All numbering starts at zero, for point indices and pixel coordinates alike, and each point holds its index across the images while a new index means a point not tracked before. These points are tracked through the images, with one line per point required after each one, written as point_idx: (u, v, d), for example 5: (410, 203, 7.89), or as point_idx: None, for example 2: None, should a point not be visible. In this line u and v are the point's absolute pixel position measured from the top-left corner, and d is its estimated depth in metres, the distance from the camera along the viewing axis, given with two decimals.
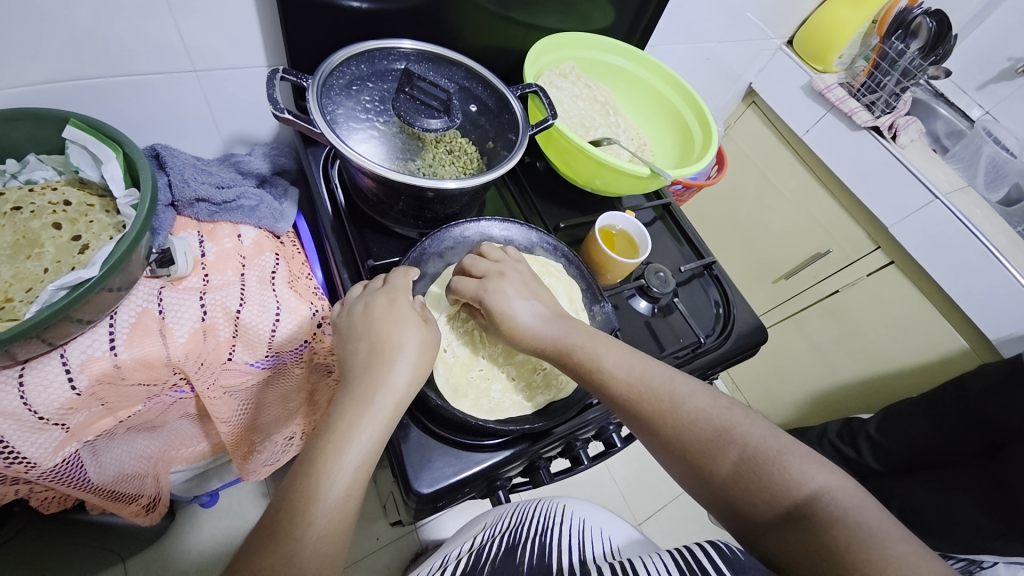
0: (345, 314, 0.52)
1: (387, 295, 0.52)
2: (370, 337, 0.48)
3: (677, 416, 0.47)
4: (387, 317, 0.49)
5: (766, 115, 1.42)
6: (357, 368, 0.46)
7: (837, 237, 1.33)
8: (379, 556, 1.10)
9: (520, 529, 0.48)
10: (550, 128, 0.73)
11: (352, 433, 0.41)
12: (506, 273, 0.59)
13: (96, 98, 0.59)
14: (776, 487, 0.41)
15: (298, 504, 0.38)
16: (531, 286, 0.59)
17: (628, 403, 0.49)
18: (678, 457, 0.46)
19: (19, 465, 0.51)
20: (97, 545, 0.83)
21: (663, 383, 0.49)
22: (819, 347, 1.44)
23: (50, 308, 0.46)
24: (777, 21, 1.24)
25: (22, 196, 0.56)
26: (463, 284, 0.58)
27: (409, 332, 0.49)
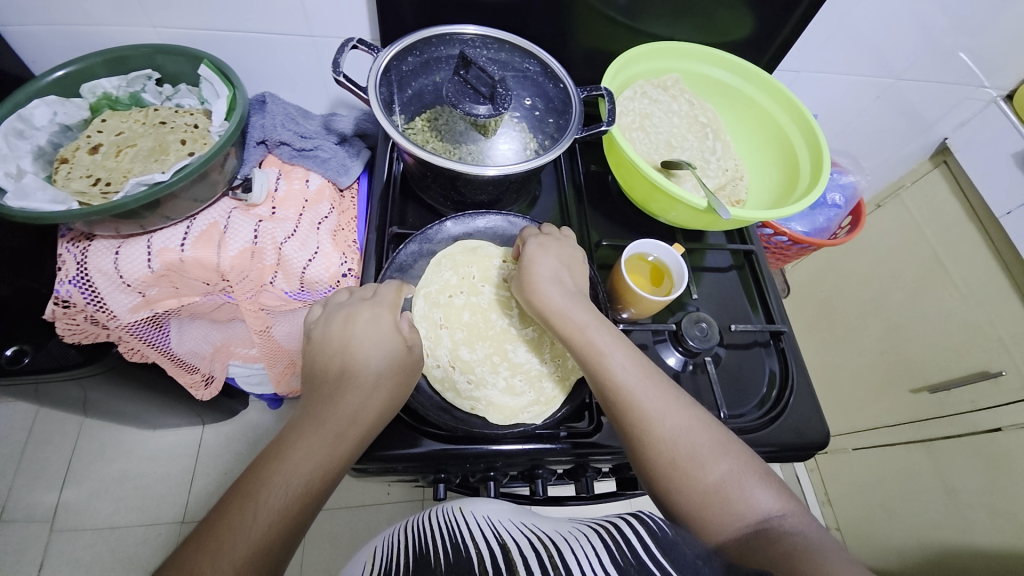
0: (324, 324, 0.53)
1: (369, 310, 0.53)
2: (349, 356, 0.51)
3: (656, 428, 0.47)
4: (374, 342, 0.52)
5: (958, 181, 1.11)
6: (331, 382, 0.50)
7: (1018, 357, 0.99)
8: (384, 508, 1.24)
9: (419, 526, 0.50)
10: (608, 133, 0.70)
11: (306, 453, 0.44)
12: (560, 241, 0.61)
13: (241, 47, 0.74)
14: (733, 507, 0.43)
15: (251, 497, 0.41)
16: (571, 260, 0.59)
17: (618, 402, 0.49)
18: (655, 462, 0.47)
19: (105, 311, 0.67)
20: (176, 398, 1.05)
21: (652, 396, 0.49)
22: (950, 493, 1.08)
23: (133, 198, 0.59)
24: (999, 64, 0.95)
25: (170, 115, 0.72)
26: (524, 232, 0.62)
27: (382, 351, 0.52)
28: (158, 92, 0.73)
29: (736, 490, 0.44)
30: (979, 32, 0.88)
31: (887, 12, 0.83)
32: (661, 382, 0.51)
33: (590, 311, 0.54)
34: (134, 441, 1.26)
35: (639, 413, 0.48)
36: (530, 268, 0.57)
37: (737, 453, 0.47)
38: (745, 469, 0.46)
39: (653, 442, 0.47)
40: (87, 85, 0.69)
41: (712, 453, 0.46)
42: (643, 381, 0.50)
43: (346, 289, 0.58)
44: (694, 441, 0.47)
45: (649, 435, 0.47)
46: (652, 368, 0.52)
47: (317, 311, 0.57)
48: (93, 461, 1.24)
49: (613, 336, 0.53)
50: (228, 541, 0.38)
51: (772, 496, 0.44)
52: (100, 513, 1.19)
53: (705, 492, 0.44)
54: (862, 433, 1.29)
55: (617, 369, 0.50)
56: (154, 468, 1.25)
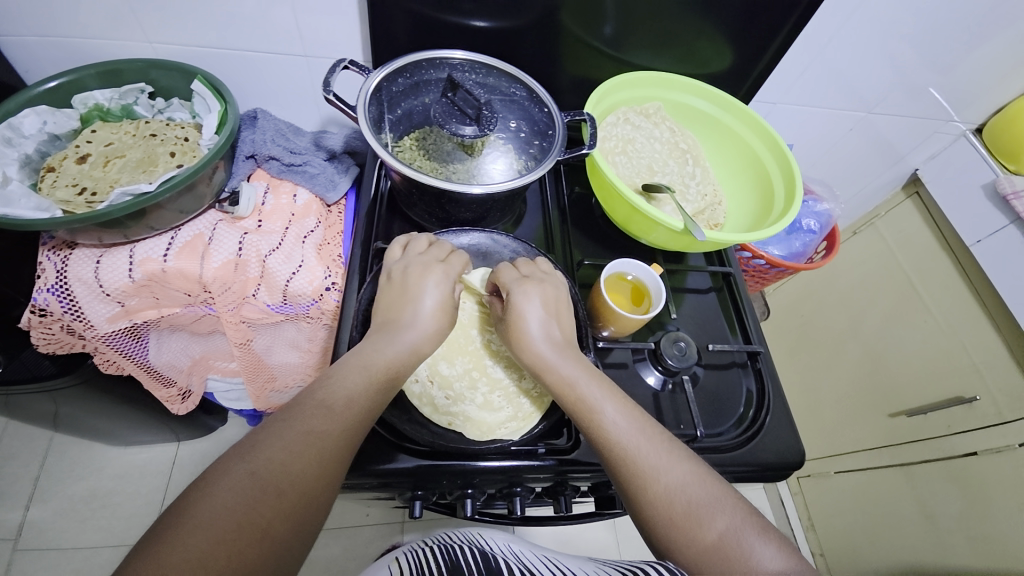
0: (405, 268, 0.56)
1: (444, 272, 0.56)
2: (366, 368, 0.48)
3: (653, 484, 0.47)
4: (393, 363, 0.49)
5: (930, 210, 1.15)
6: (337, 381, 0.46)
7: (989, 382, 1.02)
8: (363, 531, 1.21)
9: (451, 538, 0.59)
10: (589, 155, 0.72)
11: (277, 438, 0.41)
12: (546, 283, 0.60)
13: (236, 64, 0.76)
14: (736, 567, 0.42)
15: (218, 485, 0.37)
16: (559, 307, 0.59)
17: (613, 458, 0.49)
18: (656, 521, 0.46)
19: (83, 321, 0.67)
20: (152, 413, 1.03)
21: (649, 453, 0.48)
22: (929, 518, 1.09)
23: (117, 207, 0.59)
24: (966, 101, 1.00)
25: (161, 127, 0.73)
26: (505, 272, 0.60)
27: (442, 321, 0.54)
28: (150, 105, 0.75)
29: (738, 547, 0.43)
30: (949, 70, 0.93)
31: (858, 50, 0.88)
32: (659, 435, 0.50)
33: (579, 365, 0.54)
34: (106, 457, 1.23)
35: (635, 469, 0.48)
36: (518, 320, 0.57)
37: (738, 508, 0.46)
38: (747, 524, 0.44)
39: (652, 499, 0.46)
40: (78, 96, 0.70)
41: (712, 507, 0.45)
42: (640, 436, 0.50)
43: (426, 239, 0.61)
44: (692, 496, 0.46)
45: (646, 492, 0.47)
46: (649, 420, 0.52)
47: (396, 252, 0.59)
48: (62, 478, 1.19)
49: (606, 388, 0.53)
50: (184, 533, 0.35)
51: (775, 553, 0.42)
52: (66, 533, 1.14)
53: (705, 550, 0.43)
54: (843, 458, 1.30)
55: (612, 425, 0.50)
56: (126, 485, 1.21)
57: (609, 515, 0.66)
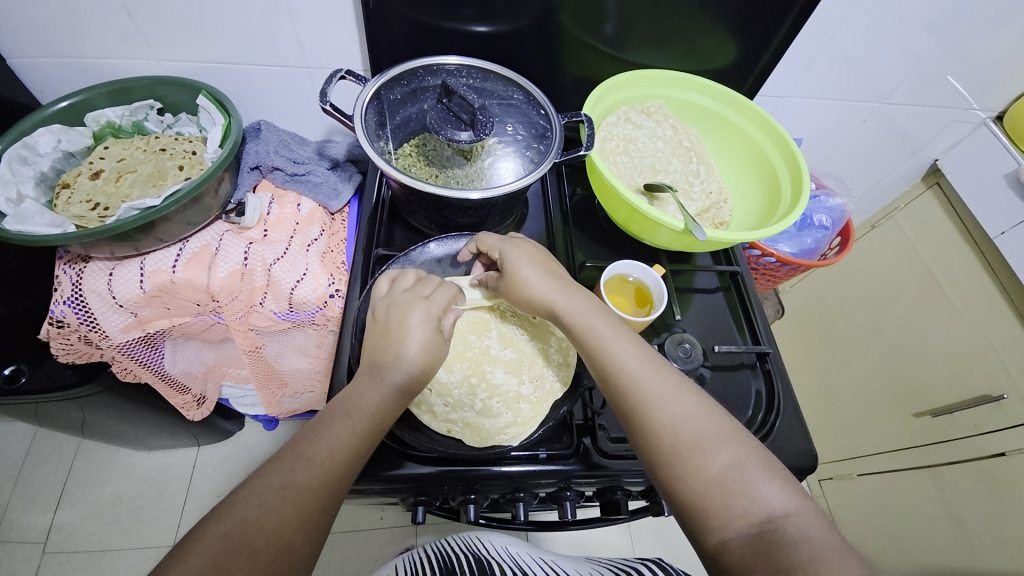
0: (387, 310, 0.54)
1: (425, 312, 0.54)
2: (351, 417, 0.47)
3: (659, 414, 0.47)
4: (378, 412, 0.48)
5: (952, 202, 1.11)
6: (319, 431, 0.46)
7: (1018, 380, 0.97)
8: (377, 534, 1.22)
9: (449, 546, 0.61)
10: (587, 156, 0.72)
11: (255, 495, 0.41)
12: (524, 241, 0.61)
13: (239, 77, 0.78)
14: (736, 500, 0.41)
15: (192, 549, 0.38)
16: (547, 260, 0.60)
17: (617, 390, 0.49)
18: (657, 451, 0.46)
19: (98, 331, 0.69)
20: (170, 419, 1.06)
21: (655, 383, 0.48)
22: (958, 521, 1.05)
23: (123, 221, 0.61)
24: (986, 87, 0.96)
25: (171, 142, 0.76)
26: (486, 240, 0.62)
27: (428, 359, 0.52)
28: (159, 120, 0.77)
29: (741, 479, 0.42)
30: (966, 56, 0.89)
31: (868, 37, 0.85)
32: (666, 370, 0.50)
33: (585, 301, 0.55)
34: (129, 462, 1.27)
35: (641, 399, 0.48)
36: (516, 267, 0.57)
37: (744, 445, 0.45)
38: (752, 461, 0.44)
39: (655, 428, 0.46)
40: (90, 115, 0.73)
41: (715, 440, 0.45)
42: (647, 370, 0.49)
43: (413, 274, 0.59)
44: (695, 430, 0.46)
45: (651, 422, 0.47)
46: (657, 355, 0.52)
47: (382, 288, 0.58)
48: (88, 483, 1.24)
49: (614, 323, 0.53)
50: None
51: (779, 491, 0.42)
52: (93, 535, 1.18)
53: (707, 483, 0.43)
54: (866, 460, 1.26)
55: (619, 355, 0.50)
56: (148, 490, 1.24)
57: (615, 522, 0.65)
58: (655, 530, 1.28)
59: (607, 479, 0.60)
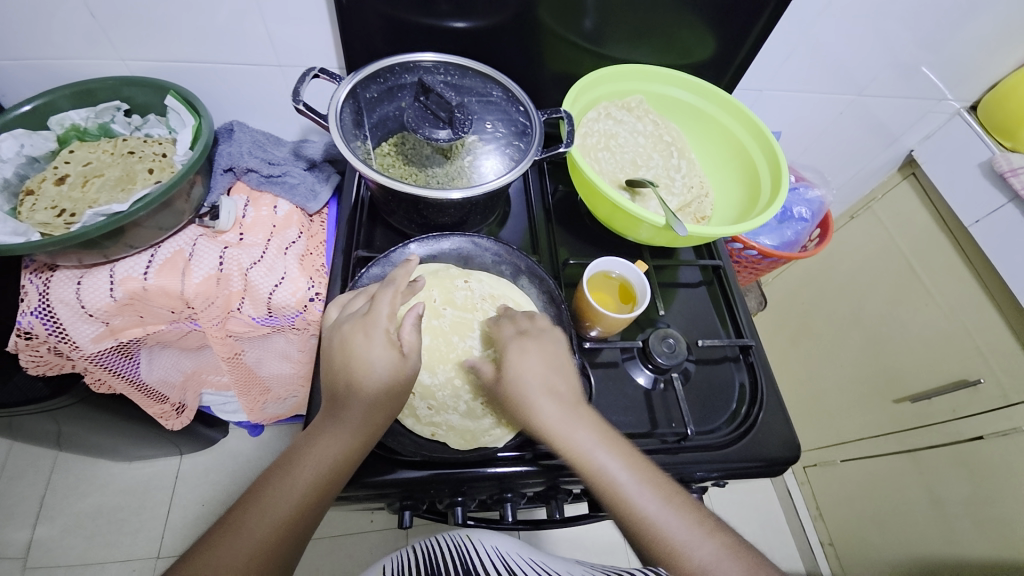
0: (329, 340, 0.51)
1: (364, 331, 0.50)
2: (313, 464, 0.46)
3: (682, 556, 0.43)
4: (342, 457, 0.46)
5: (928, 192, 1.13)
6: (281, 480, 0.45)
7: (993, 364, 1.00)
8: (368, 537, 1.21)
9: (434, 550, 0.58)
10: (568, 152, 0.72)
11: (210, 555, 0.40)
12: (538, 337, 0.56)
13: (210, 76, 0.76)
14: None
15: None
16: (555, 363, 0.54)
17: (635, 534, 0.45)
18: None
19: (69, 342, 0.67)
20: (151, 429, 1.03)
21: (674, 520, 0.44)
22: (938, 504, 1.07)
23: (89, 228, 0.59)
24: (958, 79, 0.98)
25: (139, 144, 0.73)
26: (500, 330, 0.58)
27: (381, 371, 0.48)
28: (127, 122, 0.74)
29: None
30: (940, 47, 0.91)
31: (845, 29, 0.86)
32: (683, 502, 0.46)
33: (590, 428, 0.50)
34: (109, 474, 1.23)
35: (660, 535, 0.44)
36: (518, 385, 0.52)
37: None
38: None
39: (678, 570, 0.42)
40: (54, 118, 0.70)
41: None
42: (665, 507, 0.45)
43: (363, 294, 0.55)
44: (720, 572, 0.42)
45: (677, 569, 0.43)
46: (670, 481, 0.48)
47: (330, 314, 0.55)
48: (67, 496, 1.20)
49: (621, 447, 0.49)
50: None
51: None
52: (74, 550, 1.15)
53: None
54: (850, 446, 1.28)
55: (634, 495, 0.46)
56: (130, 501, 1.21)
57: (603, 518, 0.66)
58: None
59: None
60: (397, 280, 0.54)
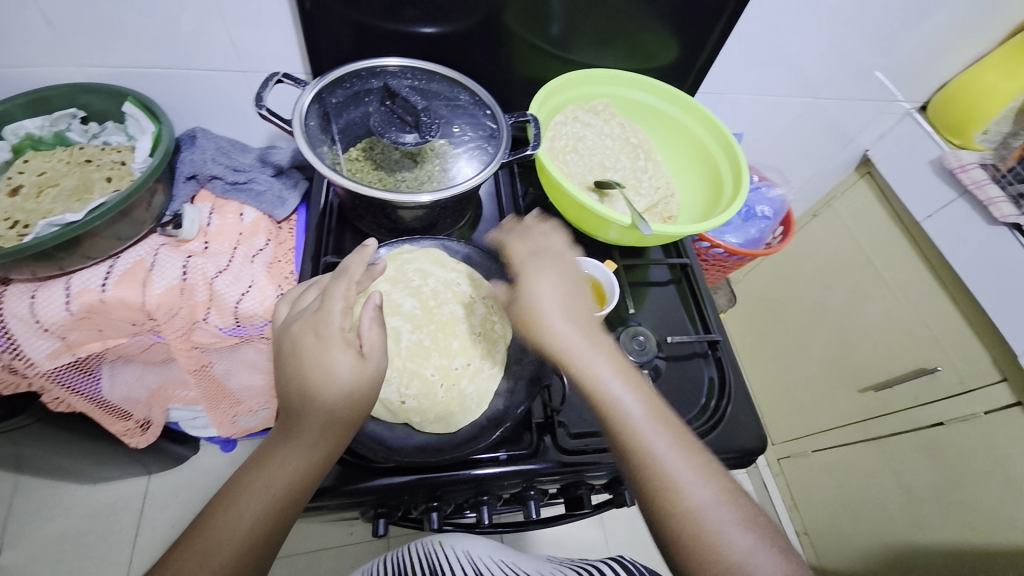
0: (280, 343, 0.49)
1: (315, 332, 0.48)
2: (264, 491, 0.45)
3: (682, 499, 0.43)
4: (296, 480, 0.45)
5: (882, 190, 1.18)
6: (235, 502, 0.44)
7: (950, 353, 1.04)
8: (348, 550, 1.19)
9: (407, 560, 0.59)
10: (536, 155, 0.72)
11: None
12: (551, 254, 0.57)
13: (172, 83, 0.74)
14: None
15: None
16: (572, 280, 0.55)
17: (638, 471, 0.45)
18: (678, 538, 0.43)
19: (23, 359, 0.64)
20: (117, 448, 0.99)
21: (679, 463, 0.45)
22: (906, 489, 1.11)
23: (40, 239, 0.57)
24: (908, 81, 1.03)
25: (97, 152, 0.71)
26: (512, 249, 0.59)
27: (340, 376, 0.46)
28: (84, 130, 0.72)
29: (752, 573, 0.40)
30: (890, 51, 0.96)
31: (801, 34, 0.89)
32: (688, 444, 0.46)
33: (610, 361, 0.49)
34: (73, 496, 1.18)
35: (664, 481, 0.44)
36: (534, 305, 0.52)
37: (760, 525, 0.43)
38: (770, 543, 0.42)
39: (677, 513, 0.43)
40: (7, 127, 0.68)
41: (733, 526, 0.42)
42: (671, 445, 0.46)
43: (315, 290, 0.53)
44: (711, 521, 0.42)
45: (675, 508, 0.43)
46: (679, 426, 0.48)
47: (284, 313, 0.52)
48: (27, 522, 1.14)
49: (635, 383, 0.49)
50: None
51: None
52: None
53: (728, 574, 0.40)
54: (822, 437, 1.32)
55: (641, 431, 0.46)
56: (96, 524, 1.16)
57: (576, 517, 0.66)
58: (628, 521, 1.30)
59: (569, 476, 0.60)
60: (350, 270, 0.51)
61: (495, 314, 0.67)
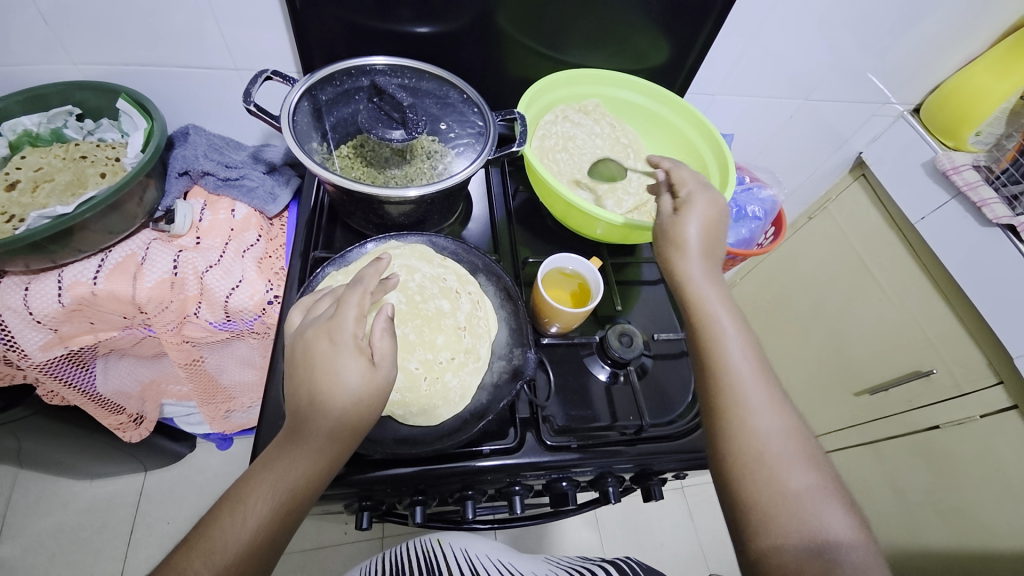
0: (293, 348, 0.48)
1: (328, 337, 0.46)
2: (269, 495, 0.44)
3: (751, 419, 0.45)
4: (300, 486, 0.44)
5: (877, 192, 1.17)
6: (242, 503, 0.43)
7: (945, 355, 1.03)
8: (342, 549, 1.19)
9: (407, 556, 0.60)
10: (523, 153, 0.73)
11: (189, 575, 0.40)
12: (698, 197, 0.60)
13: (166, 81, 0.75)
14: (799, 519, 0.40)
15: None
16: (712, 231, 0.58)
17: (719, 386, 0.48)
18: (737, 454, 0.45)
19: (17, 351, 0.65)
20: (111, 444, 1.00)
21: (757, 390, 0.47)
22: (902, 493, 1.11)
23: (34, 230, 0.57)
24: (900, 83, 1.03)
25: (92, 148, 0.73)
26: (678, 175, 0.63)
27: (349, 382, 0.45)
28: (80, 127, 0.73)
29: (806, 506, 0.41)
30: (882, 53, 0.96)
31: (791, 35, 0.90)
32: (776, 385, 0.48)
33: (722, 288, 0.54)
34: (69, 492, 1.19)
35: (739, 400, 0.46)
36: (673, 225, 0.58)
37: (824, 473, 0.43)
38: (830, 493, 0.42)
39: (741, 429, 0.45)
40: (5, 123, 0.69)
41: (793, 463, 0.43)
42: (759, 378, 0.48)
43: (329, 297, 0.53)
44: (771, 450, 0.44)
45: (741, 425, 0.45)
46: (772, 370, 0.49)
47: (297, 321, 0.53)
48: (24, 517, 1.15)
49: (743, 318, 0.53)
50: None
51: (848, 526, 0.40)
52: None
53: (776, 498, 0.42)
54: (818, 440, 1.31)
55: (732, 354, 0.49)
56: (92, 519, 1.17)
57: (560, 515, 0.67)
58: (624, 523, 1.30)
59: (554, 471, 0.60)
60: (365, 280, 0.50)
61: (482, 309, 0.65)
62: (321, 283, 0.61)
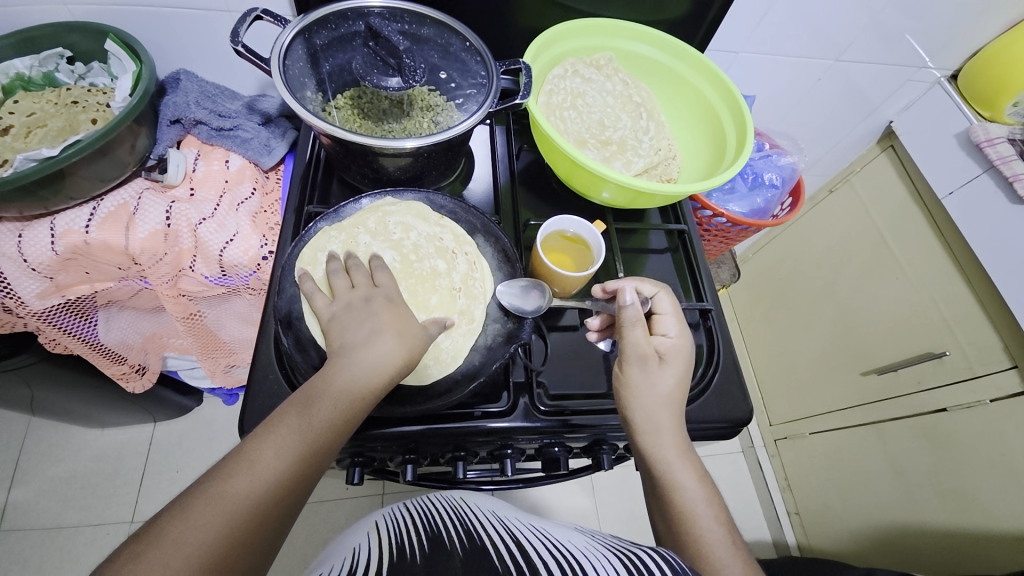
0: (346, 312, 0.51)
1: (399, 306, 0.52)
2: (301, 433, 0.42)
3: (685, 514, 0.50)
4: (339, 419, 0.43)
5: (905, 164, 1.11)
6: (280, 430, 0.42)
7: (960, 338, 0.99)
8: (344, 504, 1.22)
9: (431, 509, 0.55)
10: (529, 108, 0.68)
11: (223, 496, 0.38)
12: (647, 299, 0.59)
13: (157, 23, 0.72)
14: None
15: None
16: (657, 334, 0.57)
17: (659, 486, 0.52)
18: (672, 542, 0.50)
19: (14, 298, 0.65)
20: (118, 394, 1.02)
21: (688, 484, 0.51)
22: (900, 472, 1.09)
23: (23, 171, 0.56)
24: (941, 45, 0.96)
25: (82, 93, 0.70)
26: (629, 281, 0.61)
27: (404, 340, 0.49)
28: (71, 71, 0.71)
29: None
30: (924, 12, 0.88)
31: None
32: (714, 496, 0.52)
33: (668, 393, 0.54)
34: (82, 440, 1.23)
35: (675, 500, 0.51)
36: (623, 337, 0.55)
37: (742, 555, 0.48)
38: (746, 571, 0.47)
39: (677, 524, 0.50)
40: None
41: (718, 547, 0.48)
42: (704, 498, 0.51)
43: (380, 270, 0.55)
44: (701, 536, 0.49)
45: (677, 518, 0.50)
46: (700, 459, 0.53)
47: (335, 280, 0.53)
48: (41, 461, 1.20)
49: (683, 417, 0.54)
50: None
51: None
52: (49, 513, 1.15)
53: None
54: (821, 419, 1.30)
55: (682, 482, 0.51)
56: (104, 467, 1.21)
57: (545, 483, 0.67)
58: (621, 491, 1.31)
59: (546, 436, 0.60)
60: None
61: (478, 270, 0.64)
62: (312, 237, 0.60)
